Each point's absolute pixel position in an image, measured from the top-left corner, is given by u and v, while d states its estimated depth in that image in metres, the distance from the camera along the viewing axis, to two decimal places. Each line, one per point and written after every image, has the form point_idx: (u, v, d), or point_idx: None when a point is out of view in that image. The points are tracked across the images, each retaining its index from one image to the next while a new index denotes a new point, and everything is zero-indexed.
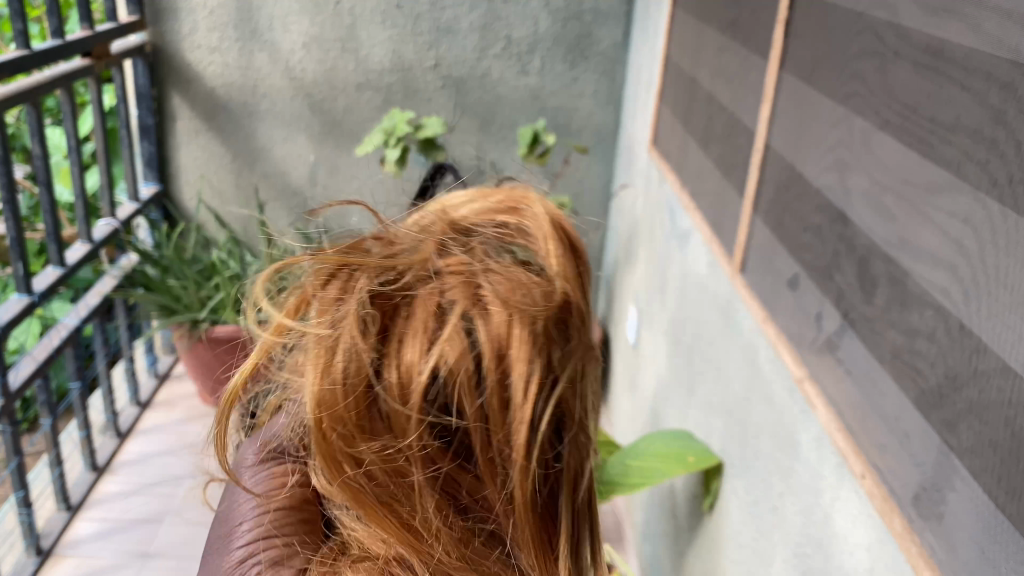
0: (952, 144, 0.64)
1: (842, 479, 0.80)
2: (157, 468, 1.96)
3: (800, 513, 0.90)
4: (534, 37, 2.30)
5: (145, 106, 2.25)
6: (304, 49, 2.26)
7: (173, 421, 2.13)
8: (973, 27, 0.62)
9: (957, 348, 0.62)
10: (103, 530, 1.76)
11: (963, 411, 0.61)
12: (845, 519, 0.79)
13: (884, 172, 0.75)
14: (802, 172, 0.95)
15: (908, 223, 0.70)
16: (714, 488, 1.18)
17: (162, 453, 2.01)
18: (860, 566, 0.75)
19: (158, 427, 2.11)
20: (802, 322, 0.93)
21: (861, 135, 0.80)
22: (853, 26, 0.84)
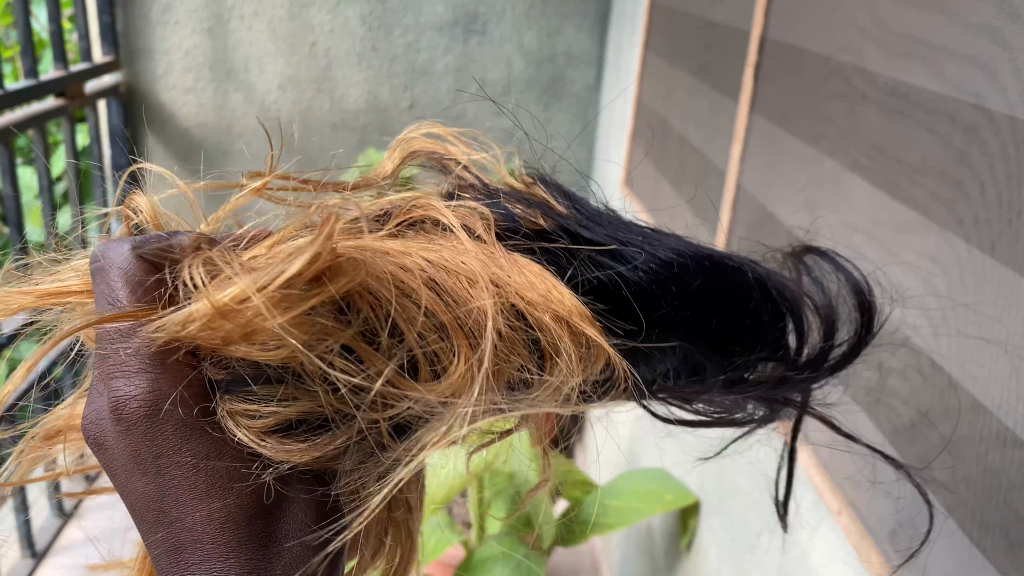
0: (920, 185, 0.65)
1: (820, 517, 0.80)
2: None
3: (776, 551, 0.90)
4: (508, 79, 2.35)
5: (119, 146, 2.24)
6: (280, 90, 2.28)
7: None
8: (936, 72, 0.64)
9: (929, 384, 0.62)
10: None
11: (936, 446, 0.61)
12: (821, 557, 0.79)
13: (854, 212, 0.77)
14: (774, 211, 0.97)
15: (879, 261, 0.71)
16: (691, 526, 1.18)
17: None
18: None
19: None
20: None
21: (831, 175, 0.82)
22: (822, 70, 0.86)
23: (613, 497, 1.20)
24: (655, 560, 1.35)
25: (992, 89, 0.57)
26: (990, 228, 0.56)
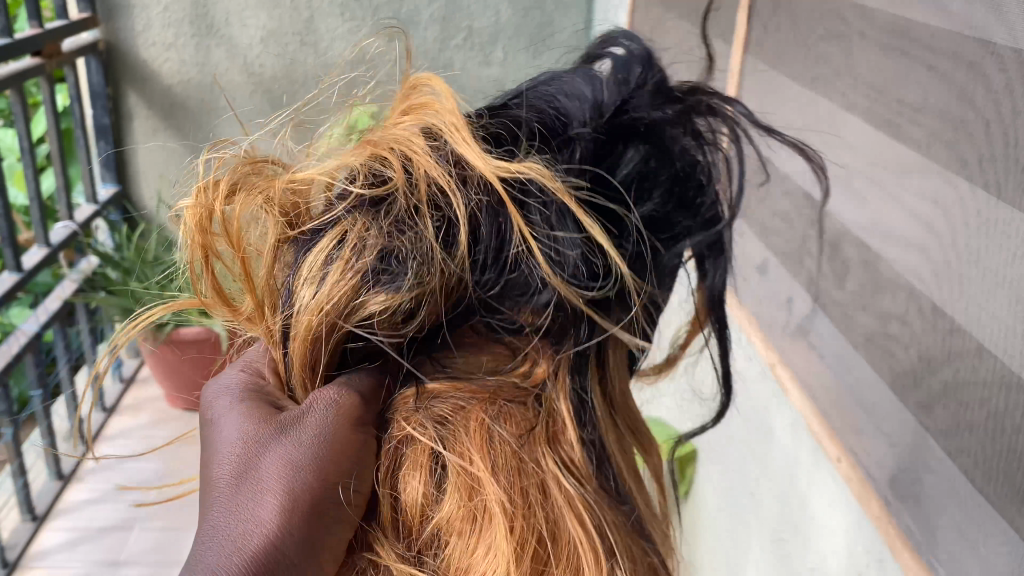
0: (920, 125, 0.63)
1: (819, 464, 0.80)
2: (124, 475, 1.93)
3: (776, 499, 0.90)
4: (495, 27, 2.28)
5: (100, 106, 2.20)
6: (263, 44, 2.22)
7: (139, 426, 2.10)
8: (938, 6, 0.61)
9: (931, 329, 0.61)
10: (71, 540, 1.73)
11: (939, 391, 0.60)
12: (822, 503, 0.79)
13: (852, 155, 0.75)
14: (769, 156, 0.95)
15: (879, 206, 0.70)
16: (690, 474, 1.18)
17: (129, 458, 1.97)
18: (839, 551, 0.75)
19: (124, 433, 2.08)
20: (773, 306, 0.93)
21: (827, 118, 0.80)
22: (818, 8, 0.83)
23: None
24: None
25: (994, 21, 0.55)
26: (994, 166, 0.55)
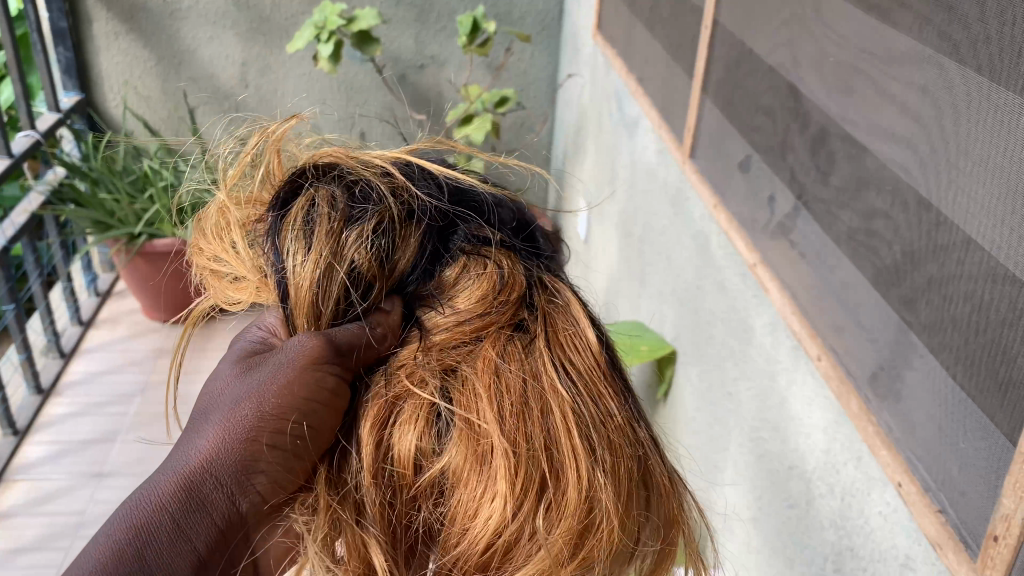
0: (911, 8, 0.60)
1: (798, 362, 0.79)
2: (104, 388, 1.92)
3: (755, 398, 0.89)
4: None
5: (56, 8, 2.09)
6: None
7: (118, 339, 2.09)
8: None
9: (916, 224, 0.59)
10: (55, 453, 1.72)
11: (923, 287, 0.58)
12: (801, 401, 0.78)
13: (839, 44, 0.71)
14: (754, 47, 0.91)
15: (866, 97, 0.66)
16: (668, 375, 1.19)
17: (109, 372, 1.98)
18: (816, 448, 0.75)
19: (103, 346, 2.06)
20: (755, 205, 0.90)
21: (814, 4, 0.76)
22: None
23: None
24: None
25: None
26: (989, 48, 0.52)
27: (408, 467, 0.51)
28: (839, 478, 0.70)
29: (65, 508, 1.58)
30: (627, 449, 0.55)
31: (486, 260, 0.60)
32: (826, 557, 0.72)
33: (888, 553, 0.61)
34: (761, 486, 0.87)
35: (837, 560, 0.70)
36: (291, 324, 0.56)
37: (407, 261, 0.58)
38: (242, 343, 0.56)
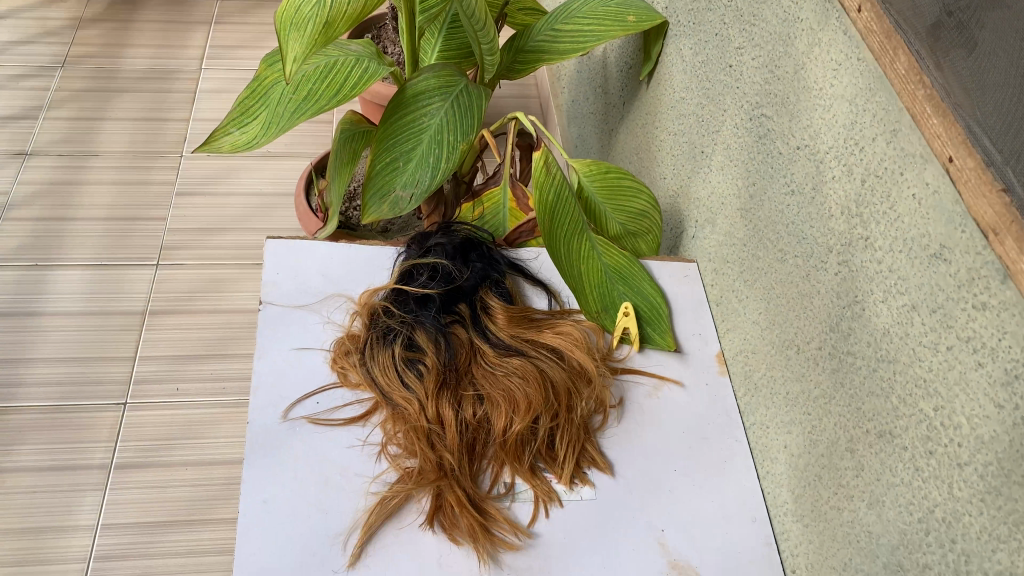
0: None
1: (826, 18, 0.62)
2: (19, 59, 1.67)
3: (761, 69, 0.73)
4: None
5: None
6: None
7: (30, 6, 1.80)
8: None
9: None
10: None
11: None
12: (823, 68, 0.62)
13: None
14: None
15: None
16: (655, 52, 0.99)
17: (23, 41, 1.71)
18: (836, 126, 0.61)
19: (12, 13, 1.78)
20: None
21: None
22: None
23: (566, 20, 1.00)
24: (608, 95, 1.20)
25: None
26: None
27: (443, 431, 0.71)
28: (865, 160, 0.57)
29: None
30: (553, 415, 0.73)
31: (502, 368, 0.76)
32: (830, 248, 0.62)
33: (916, 241, 0.52)
34: (756, 171, 0.74)
35: (844, 251, 0.60)
36: (364, 367, 0.74)
37: (463, 407, 0.73)
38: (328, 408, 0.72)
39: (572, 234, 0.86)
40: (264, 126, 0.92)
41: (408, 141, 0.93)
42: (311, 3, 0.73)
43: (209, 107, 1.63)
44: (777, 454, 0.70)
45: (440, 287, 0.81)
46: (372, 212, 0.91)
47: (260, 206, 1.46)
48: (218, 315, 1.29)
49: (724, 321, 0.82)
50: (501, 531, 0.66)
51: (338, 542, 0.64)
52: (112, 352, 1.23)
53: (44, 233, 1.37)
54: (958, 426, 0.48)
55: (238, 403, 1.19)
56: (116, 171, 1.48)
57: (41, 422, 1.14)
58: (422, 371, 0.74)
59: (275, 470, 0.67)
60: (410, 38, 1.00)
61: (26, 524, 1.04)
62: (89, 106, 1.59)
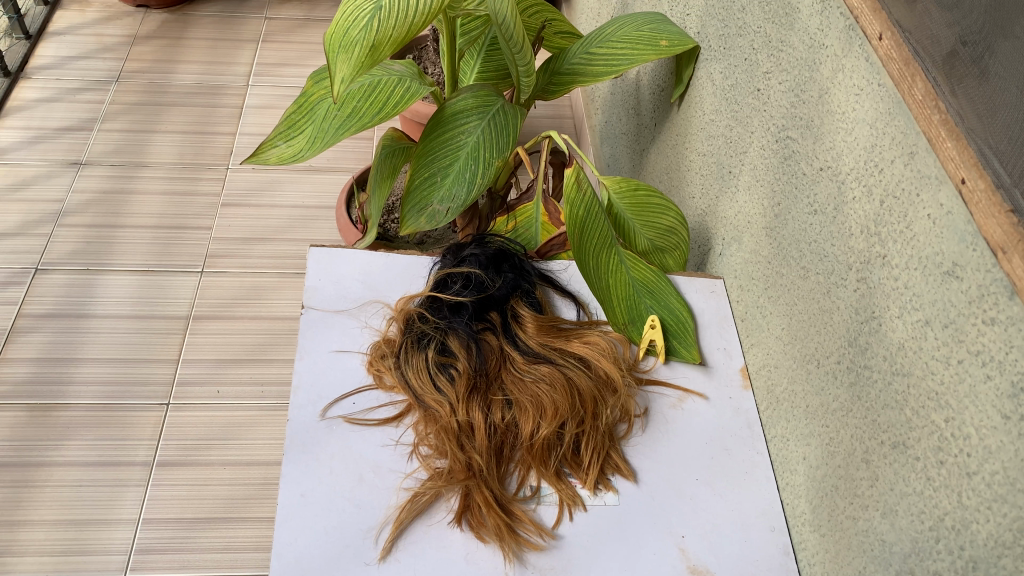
0: None
1: (849, 45, 0.64)
2: (76, 73, 1.75)
3: (788, 93, 0.76)
4: None
5: None
6: None
7: (88, 23, 1.88)
8: None
9: None
10: (29, 139, 1.59)
11: None
12: (846, 92, 0.65)
13: None
14: None
15: None
16: (686, 75, 1.02)
17: (80, 56, 1.79)
18: (857, 148, 0.63)
19: (72, 29, 1.85)
20: None
21: None
22: None
23: (600, 43, 1.04)
24: (641, 116, 1.24)
25: None
26: None
27: (473, 432, 0.74)
28: (883, 181, 0.59)
29: (42, 195, 1.49)
30: (579, 421, 0.76)
31: (531, 375, 0.79)
32: (850, 265, 0.64)
33: (930, 259, 0.54)
34: (781, 192, 0.77)
35: (863, 268, 0.62)
36: (398, 369, 0.78)
37: (492, 410, 0.76)
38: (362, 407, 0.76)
39: (602, 248, 0.89)
40: (310, 140, 0.97)
41: (446, 158, 0.96)
42: (359, 26, 0.77)
43: (255, 122, 1.69)
44: (797, 466, 0.72)
45: (473, 295, 0.85)
46: (410, 225, 0.95)
47: (300, 218, 1.51)
48: (258, 322, 1.34)
49: (749, 336, 0.84)
50: (526, 532, 0.69)
51: (370, 535, 0.67)
52: (156, 354, 1.27)
53: (95, 240, 1.43)
54: (967, 436, 0.50)
55: (275, 407, 1.23)
56: (165, 181, 1.54)
57: (88, 419, 1.19)
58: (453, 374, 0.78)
59: (312, 465, 0.71)
60: (450, 60, 1.04)
61: (71, 516, 1.09)
62: (140, 119, 1.66)
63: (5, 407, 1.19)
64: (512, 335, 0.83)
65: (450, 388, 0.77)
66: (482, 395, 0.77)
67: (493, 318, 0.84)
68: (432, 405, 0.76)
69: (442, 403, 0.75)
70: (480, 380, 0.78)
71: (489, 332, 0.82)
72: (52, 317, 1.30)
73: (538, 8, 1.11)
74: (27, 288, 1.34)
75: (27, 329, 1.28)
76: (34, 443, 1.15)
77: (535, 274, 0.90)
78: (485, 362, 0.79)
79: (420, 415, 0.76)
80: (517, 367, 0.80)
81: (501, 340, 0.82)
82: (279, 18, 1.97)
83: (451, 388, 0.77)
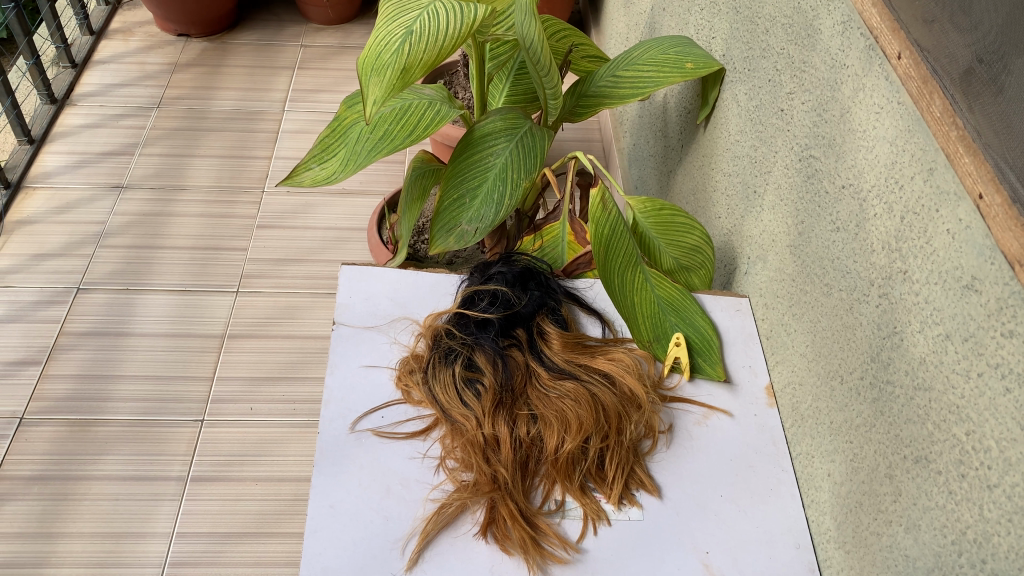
0: None
1: (869, 65, 0.66)
2: (119, 100, 1.81)
3: (811, 113, 0.77)
4: None
5: None
6: None
7: (131, 52, 1.94)
8: None
9: None
10: (74, 163, 1.64)
11: None
12: (867, 111, 0.66)
13: None
14: None
15: None
16: (712, 97, 1.03)
17: (123, 84, 1.85)
18: (878, 165, 0.64)
19: (115, 58, 1.92)
20: None
21: None
22: None
23: (627, 66, 1.06)
24: (668, 138, 1.25)
25: None
26: None
27: (498, 445, 0.75)
28: (903, 197, 0.60)
29: (85, 217, 1.54)
30: (602, 434, 0.77)
31: (557, 390, 0.80)
32: (872, 281, 0.65)
33: (950, 273, 0.54)
34: (804, 211, 0.78)
35: (885, 284, 0.63)
36: (425, 383, 0.80)
37: (516, 424, 0.77)
38: (391, 419, 0.78)
39: (627, 267, 0.90)
40: (342, 163, 0.99)
41: (474, 180, 0.98)
42: (390, 50, 0.80)
43: (290, 147, 1.73)
44: (822, 483, 0.72)
45: (500, 313, 0.86)
46: (439, 244, 0.96)
47: (333, 240, 1.54)
48: (291, 341, 1.36)
49: (774, 354, 0.85)
50: (551, 546, 0.70)
51: (397, 546, 0.68)
52: (192, 372, 1.30)
53: (134, 261, 1.47)
54: (987, 449, 0.50)
55: (306, 425, 1.25)
56: (202, 204, 1.59)
57: (126, 434, 1.22)
58: (478, 388, 0.79)
59: (342, 477, 0.72)
60: (479, 83, 1.06)
61: (108, 529, 1.11)
62: (180, 144, 1.71)
63: (47, 421, 1.22)
64: (536, 351, 0.84)
65: (475, 402, 0.78)
66: (506, 410, 0.78)
67: (519, 336, 0.85)
68: (458, 419, 0.77)
69: (469, 417, 0.77)
70: (505, 395, 0.79)
71: (514, 349, 0.84)
72: (92, 336, 1.34)
73: (566, 33, 1.13)
74: (70, 306, 1.38)
75: (68, 347, 1.32)
76: (74, 457, 1.18)
77: (562, 292, 0.91)
78: (511, 377, 0.81)
79: (445, 428, 0.77)
80: (542, 382, 0.81)
81: (525, 356, 0.83)
82: (314, 46, 2.02)
83: (477, 403, 0.78)
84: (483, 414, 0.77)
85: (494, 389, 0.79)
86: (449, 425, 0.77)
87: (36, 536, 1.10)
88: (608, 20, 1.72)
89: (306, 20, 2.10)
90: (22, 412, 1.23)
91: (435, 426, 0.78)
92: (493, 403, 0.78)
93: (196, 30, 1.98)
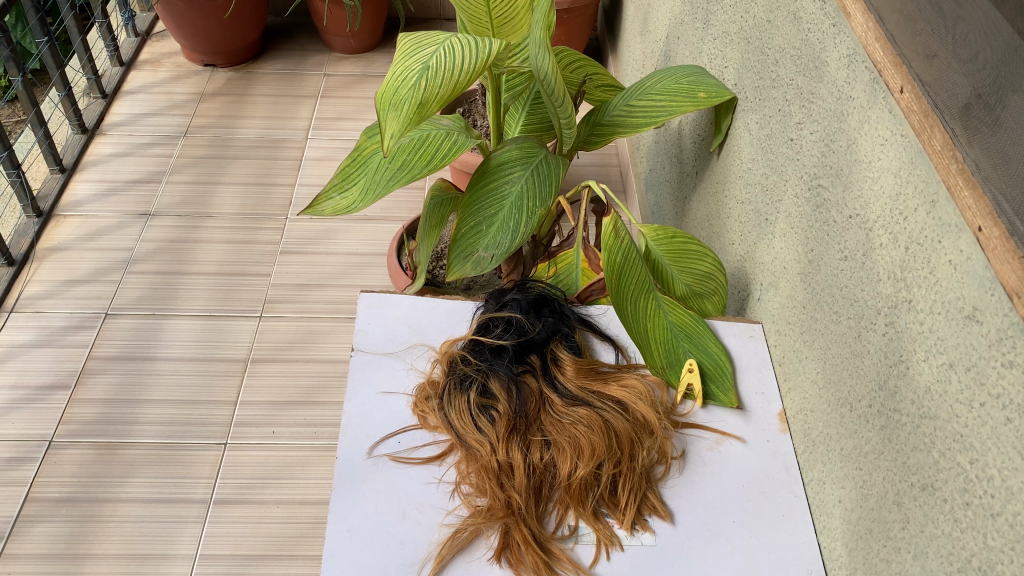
0: None
1: (874, 98, 0.67)
2: (147, 129, 1.85)
3: (818, 143, 0.78)
4: None
5: None
6: None
7: (159, 82, 1.99)
8: None
9: None
10: (103, 191, 1.68)
11: None
12: (872, 142, 0.67)
13: None
14: None
15: None
16: (724, 125, 1.05)
17: (152, 113, 1.90)
18: (883, 195, 0.65)
19: (144, 88, 1.97)
20: None
21: None
22: None
23: (640, 96, 1.08)
24: (683, 165, 1.26)
25: None
26: None
27: (511, 471, 0.77)
28: (906, 228, 0.61)
29: (114, 244, 1.58)
30: (614, 459, 0.78)
31: (571, 416, 0.81)
32: (879, 310, 0.66)
33: (952, 303, 0.55)
34: (814, 239, 0.79)
35: (891, 312, 0.64)
36: (439, 408, 0.81)
37: (529, 449, 0.79)
38: (407, 443, 0.79)
39: (639, 293, 0.92)
40: (362, 192, 1.02)
41: (491, 208, 1.00)
42: (407, 85, 0.82)
43: (313, 174, 1.76)
44: (833, 509, 0.73)
45: (513, 339, 0.88)
46: (456, 271, 0.98)
47: (354, 265, 1.57)
48: (312, 364, 1.38)
49: (786, 381, 0.86)
50: (564, 571, 0.71)
51: (413, 570, 0.69)
52: (216, 396, 1.33)
53: (161, 286, 1.50)
54: (990, 478, 0.51)
55: (327, 448, 1.27)
56: (227, 231, 1.62)
57: (150, 457, 1.24)
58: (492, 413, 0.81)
59: (359, 501, 0.74)
60: (496, 113, 1.08)
61: (133, 551, 1.14)
62: (206, 172, 1.75)
63: (74, 445, 1.25)
64: (549, 377, 0.86)
65: (489, 426, 0.80)
66: (520, 435, 0.80)
67: (532, 361, 0.87)
68: (473, 445, 0.78)
69: (483, 442, 0.78)
70: (518, 420, 0.81)
71: (528, 374, 0.85)
72: (119, 360, 1.37)
73: (580, 64, 1.16)
74: (98, 332, 1.42)
75: (95, 371, 1.35)
76: (101, 479, 1.21)
77: (575, 318, 0.93)
78: (524, 402, 0.82)
79: (459, 454, 0.79)
80: (556, 408, 0.82)
81: (538, 382, 0.85)
82: (337, 75, 2.06)
83: (492, 428, 0.80)
84: (496, 438, 0.79)
85: (509, 414, 0.81)
86: (464, 450, 0.79)
87: (63, 557, 1.13)
88: (625, 47, 1.74)
89: (329, 50, 2.15)
90: (51, 436, 1.26)
91: (450, 451, 0.79)
92: (507, 429, 0.79)
93: (222, 60, 2.02)
